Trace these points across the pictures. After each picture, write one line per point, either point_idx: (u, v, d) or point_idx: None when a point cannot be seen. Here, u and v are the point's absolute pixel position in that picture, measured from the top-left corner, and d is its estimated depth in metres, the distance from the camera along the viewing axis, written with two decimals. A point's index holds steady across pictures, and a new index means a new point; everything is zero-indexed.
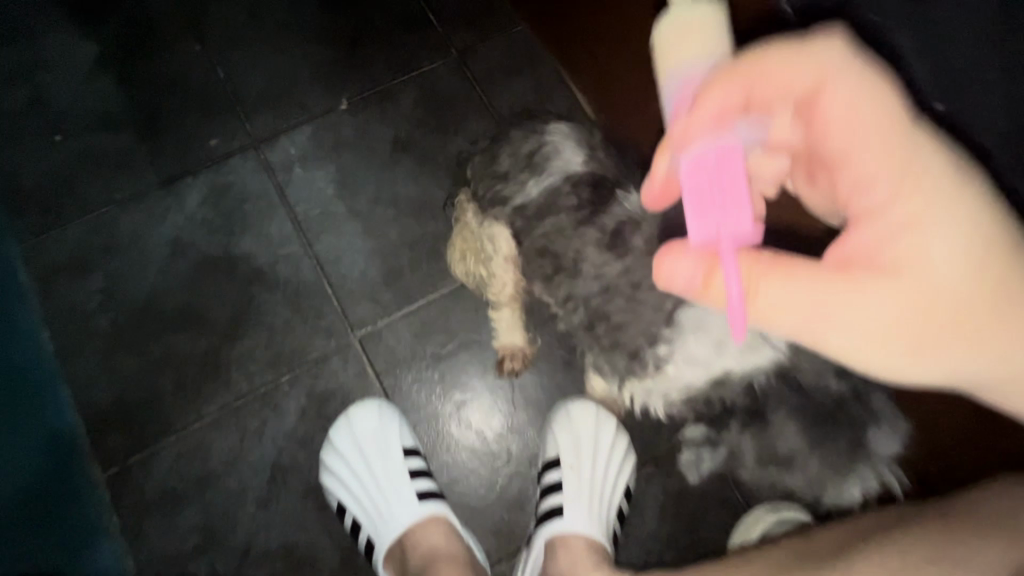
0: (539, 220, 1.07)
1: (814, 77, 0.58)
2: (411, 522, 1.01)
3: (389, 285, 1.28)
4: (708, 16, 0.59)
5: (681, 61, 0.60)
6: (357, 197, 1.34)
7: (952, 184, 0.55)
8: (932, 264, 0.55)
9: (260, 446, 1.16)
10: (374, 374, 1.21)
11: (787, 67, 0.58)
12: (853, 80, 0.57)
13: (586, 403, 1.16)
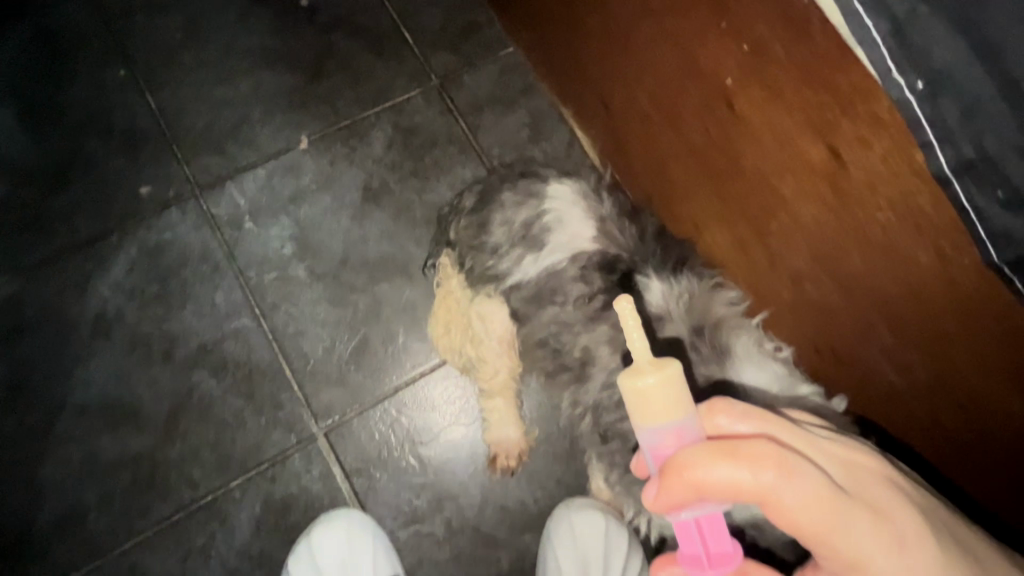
0: (539, 305, 0.89)
1: (768, 479, 0.48)
2: None
3: (360, 364, 1.09)
4: (675, 372, 0.53)
5: (648, 420, 0.54)
6: (320, 258, 1.13)
7: (906, 547, 0.50)
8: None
9: (207, 569, 0.97)
10: (343, 475, 1.03)
11: (740, 467, 0.49)
12: (803, 482, 0.48)
13: (595, 511, 0.97)
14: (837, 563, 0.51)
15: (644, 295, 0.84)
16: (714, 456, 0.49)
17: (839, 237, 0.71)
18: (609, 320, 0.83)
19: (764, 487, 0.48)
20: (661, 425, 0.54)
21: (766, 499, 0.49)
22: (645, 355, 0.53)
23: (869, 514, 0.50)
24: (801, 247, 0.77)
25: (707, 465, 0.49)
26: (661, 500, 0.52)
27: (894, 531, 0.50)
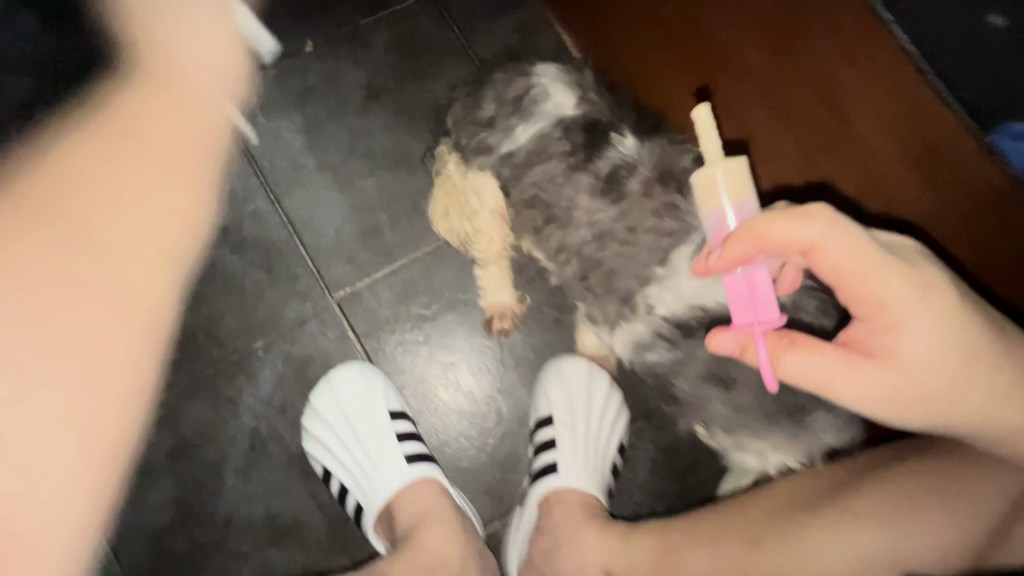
0: (528, 168, 1.00)
1: (815, 230, 0.66)
2: (407, 485, 0.94)
3: (367, 244, 1.20)
4: (738, 167, 0.71)
5: (712, 207, 0.73)
6: (328, 150, 1.24)
7: (928, 295, 0.67)
8: (905, 356, 0.69)
9: (238, 416, 1.10)
10: (355, 336, 1.16)
11: (798, 226, 0.67)
12: (842, 230, 0.67)
13: (579, 360, 1.14)
14: (865, 306, 0.69)
15: (616, 145, 0.93)
16: (787, 220, 0.67)
17: (809, 105, 0.81)
18: (590, 171, 0.94)
19: (813, 235, 0.66)
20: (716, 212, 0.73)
21: (812, 246, 0.67)
22: (715, 154, 0.71)
23: (897, 269, 0.67)
24: (767, 109, 0.87)
25: (778, 222, 0.67)
26: (719, 260, 0.70)
27: (916, 281, 0.67)
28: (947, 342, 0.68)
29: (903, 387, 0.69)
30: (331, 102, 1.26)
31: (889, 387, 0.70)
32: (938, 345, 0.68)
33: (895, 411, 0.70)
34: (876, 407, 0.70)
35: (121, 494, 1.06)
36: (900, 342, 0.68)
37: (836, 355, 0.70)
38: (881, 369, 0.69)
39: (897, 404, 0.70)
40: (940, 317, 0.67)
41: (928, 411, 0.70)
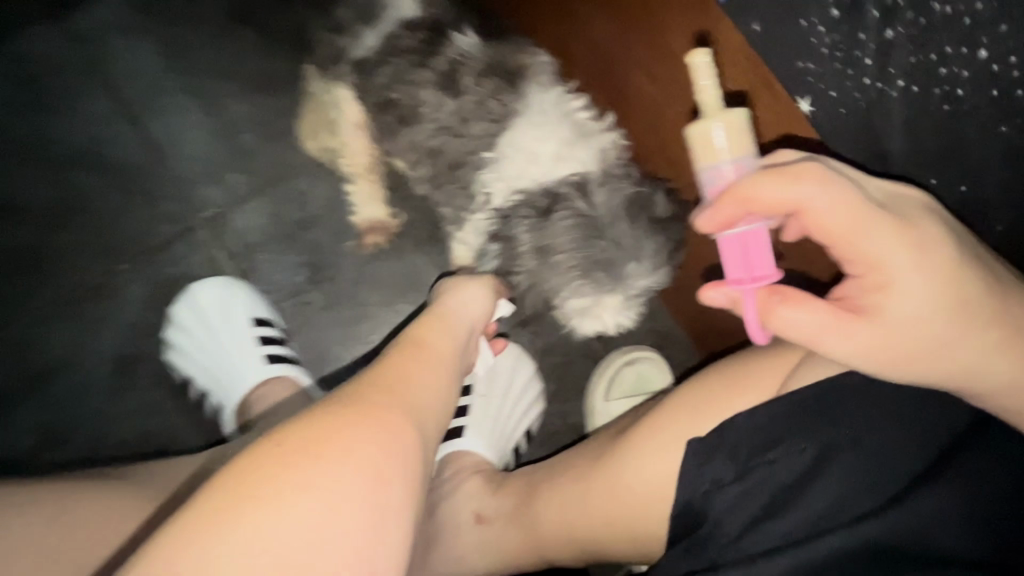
0: (377, 70, 1.01)
1: (807, 188, 0.59)
2: (259, 380, 1.02)
3: (236, 165, 1.19)
4: (739, 119, 0.66)
5: (709, 163, 0.67)
6: (189, 72, 1.21)
7: (919, 253, 0.60)
8: (909, 319, 0.60)
9: (103, 337, 1.09)
10: (227, 257, 1.17)
11: (788, 184, 0.60)
12: (834, 189, 0.59)
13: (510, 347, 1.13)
14: (858, 264, 0.61)
15: (456, 42, 0.97)
16: (781, 179, 0.60)
17: None
18: (431, 68, 0.97)
19: (799, 195, 0.59)
20: (716, 168, 0.67)
21: (800, 207, 0.60)
22: (715, 106, 0.66)
23: (888, 223, 0.60)
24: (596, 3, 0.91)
25: (764, 180, 0.61)
26: (711, 218, 0.64)
27: (912, 242, 0.60)
28: (941, 299, 0.60)
29: (905, 345, 0.61)
30: (191, 21, 1.22)
31: (894, 349, 0.61)
32: (936, 304, 0.60)
33: (900, 368, 0.62)
34: (880, 369, 0.62)
35: None
36: (895, 303, 0.60)
37: (834, 310, 0.61)
38: (880, 330, 0.60)
39: (904, 362, 0.61)
40: (937, 277, 0.60)
41: (930, 370, 0.62)
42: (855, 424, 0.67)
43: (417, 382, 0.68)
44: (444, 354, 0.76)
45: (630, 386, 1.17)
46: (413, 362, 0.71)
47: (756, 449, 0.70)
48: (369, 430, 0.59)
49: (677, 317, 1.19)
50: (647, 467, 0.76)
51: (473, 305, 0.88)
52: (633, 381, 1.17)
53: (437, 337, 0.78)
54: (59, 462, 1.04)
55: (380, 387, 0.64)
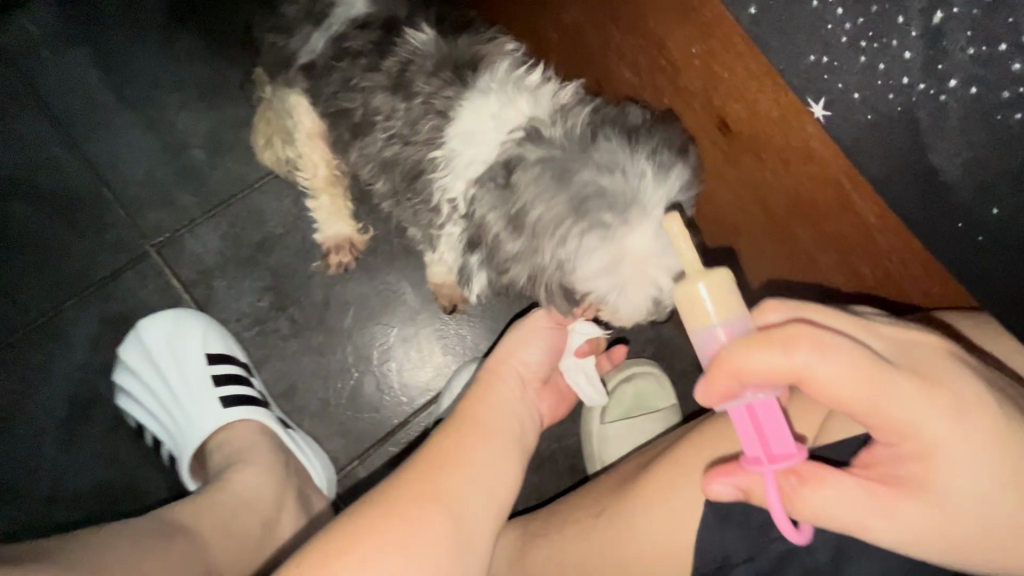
0: (326, 76, 0.90)
1: (798, 357, 0.46)
2: (218, 427, 0.93)
3: (186, 186, 1.09)
4: (722, 280, 0.53)
5: (698, 324, 0.54)
6: (128, 84, 1.10)
7: (960, 416, 0.46)
8: (960, 496, 0.47)
9: (51, 384, 1.00)
10: (181, 286, 1.06)
11: (781, 354, 0.46)
12: (838, 353, 0.46)
13: None
14: (888, 434, 0.47)
15: (409, 38, 0.85)
16: (770, 350, 0.47)
17: None
18: (383, 70, 0.85)
19: (797, 364, 0.46)
20: (708, 329, 0.54)
21: (800, 378, 0.46)
22: (694, 265, 0.54)
23: (912, 381, 0.46)
24: None
25: (746, 348, 0.48)
26: (708, 393, 0.51)
27: (948, 404, 0.46)
28: (998, 469, 0.46)
29: (967, 527, 0.47)
30: (128, 29, 1.11)
31: (947, 539, 0.47)
32: (992, 476, 0.46)
33: (959, 556, 0.48)
34: (931, 555, 0.48)
35: None
36: (941, 477, 0.47)
37: (865, 488, 0.48)
38: (929, 511, 0.47)
39: (968, 547, 0.47)
40: (986, 447, 0.46)
41: (1001, 558, 0.47)
42: None
43: (464, 463, 0.65)
44: (498, 423, 0.73)
45: (631, 404, 1.09)
46: (462, 439, 0.68)
47: (771, 521, 0.60)
48: (412, 515, 0.58)
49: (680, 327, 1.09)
50: (652, 532, 0.64)
51: (537, 340, 0.84)
52: (633, 401, 1.09)
53: (490, 403, 0.76)
54: (9, 523, 0.96)
55: (425, 468, 0.63)
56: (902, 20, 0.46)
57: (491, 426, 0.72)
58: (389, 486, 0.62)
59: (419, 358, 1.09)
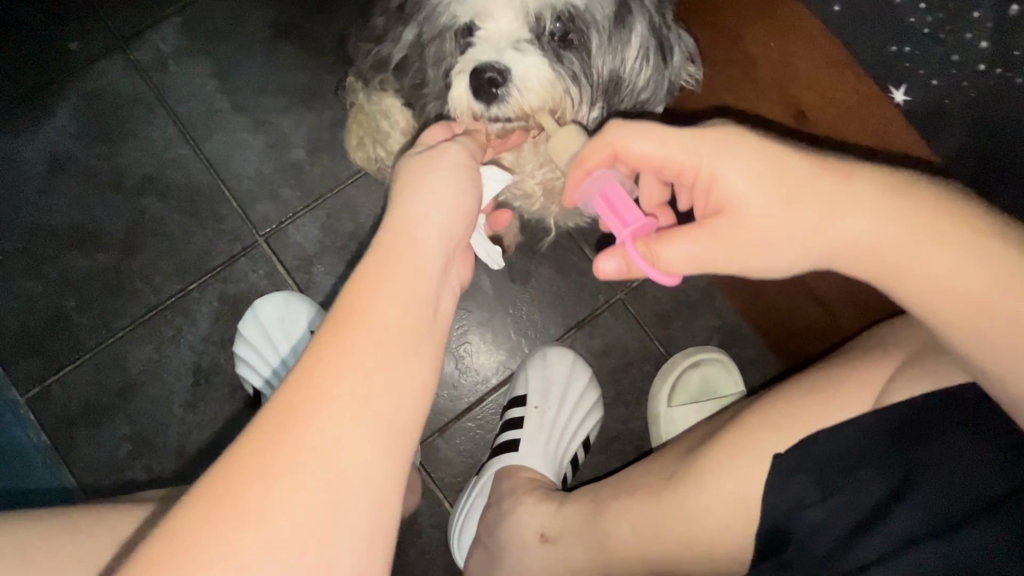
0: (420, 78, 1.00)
1: (606, 133, 0.63)
2: None
3: (290, 181, 1.22)
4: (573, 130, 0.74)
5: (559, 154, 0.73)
6: (241, 91, 1.25)
7: (729, 152, 0.58)
8: (749, 203, 0.57)
9: (179, 354, 1.15)
10: (286, 271, 1.19)
11: (594, 143, 0.63)
12: (628, 126, 0.62)
13: (564, 351, 1.13)
14: (686, 171, 0.61)
15: None
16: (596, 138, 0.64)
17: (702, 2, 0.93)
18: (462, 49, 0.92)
19: (607, 139, 0.62)
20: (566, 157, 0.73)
21: (615, 149, 0.63)
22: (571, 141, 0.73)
23: (687, 137, 0.60)
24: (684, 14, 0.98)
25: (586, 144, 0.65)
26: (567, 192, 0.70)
27: (717, 146, 0.59)
28: (767, 173, 0.57)
29: (767, 226, 0.57)
30: (241, 41, 1.26)
31: (754, 244, 0.58)
32: (770, 188, 0.57)
33: (771, 255, 0.58)
34: (735, 267, 0.60)
35: (77, 435, 1.11)
36: (725, 189, 0.58)
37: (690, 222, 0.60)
38: (733, 222, 0.58)
39: (777, 244, 0.58)
40: (756, 160, 0.58)
41: (804, 250, 0.57)
42: (947, 440, 0.61)
43: (371, 319, 0.46)
44: (424, 248, 0.52)
45: (697, 390, 1.13)
46: (369, 282, 0.48)
47: (838, 469, 0.64)
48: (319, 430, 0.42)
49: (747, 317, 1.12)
50: (723, 481, 0.69)
51: (448, 182, 0.58)
52: (699, 385, 1.13)
53: (415, 229, 0.53)
54: (147, 473, 1.11)
55: (318, 354, 0.44)
56: (976, 16, 0.61)
57: (414, 257, 0.51)
58: (259, 415, 0.43)
59: (493, 341, 1.18)
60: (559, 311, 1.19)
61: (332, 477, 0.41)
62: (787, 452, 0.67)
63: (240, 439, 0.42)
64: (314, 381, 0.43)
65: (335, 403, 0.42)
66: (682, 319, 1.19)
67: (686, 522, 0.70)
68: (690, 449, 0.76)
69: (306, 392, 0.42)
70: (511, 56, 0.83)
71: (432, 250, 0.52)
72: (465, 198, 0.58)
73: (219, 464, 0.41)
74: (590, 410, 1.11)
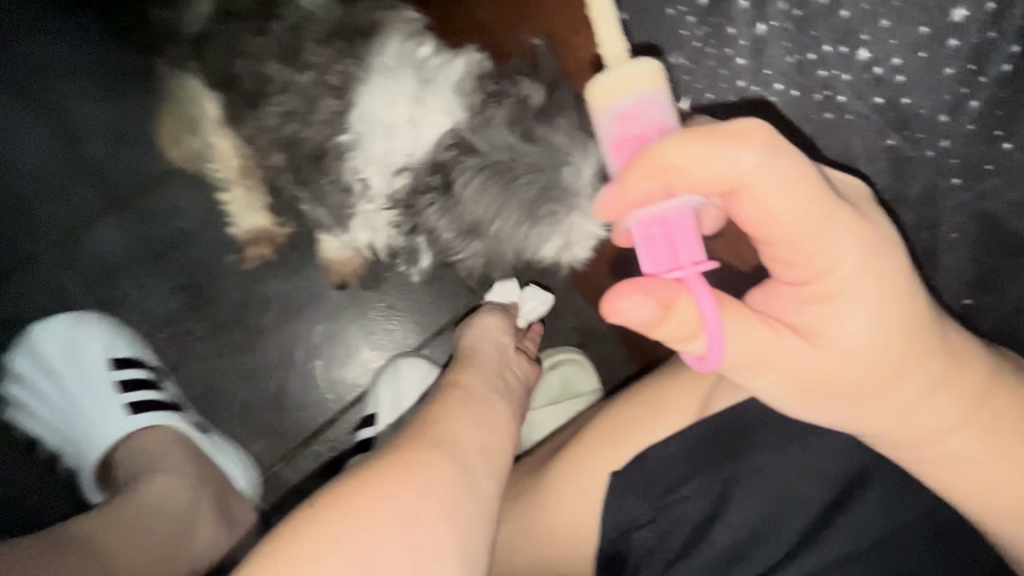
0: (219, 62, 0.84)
1: (749, 154, 0.42)
2: (116, 435, 0.88)
3: (85, 181, 1.03)
4: (638, 72, 0.46)
5: (613, 97, 0.46)
6: (11, 71, 1.03)
7: (868, 248, 0.45)
8: (844, 338, 0.47)
9: None
10: (77, 292, 1.00)
11: (721, 149, 0.42)
12: (785, 161, 0.42)
13: (417, 360, 1.03)
14: (797, 267, 0.46)
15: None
16: (711, 132, 0.43)
17: None
18: (268, 33, 0.79)
19: (743, 168, 0.42)
20: (616, 104, 0.46)
21: (740, 180, 0.43)
22: (618, 56, 0.46)
23: (847, 209, 0.45)
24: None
25: (691, 139, 0.43)
26: (620, 195, 0.45)
27: (865, 236, 0.45)
28: (892, 317, 0.47)
29: (833, 379, 0.48)
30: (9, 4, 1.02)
31: (824, 379, 0.48)
32: (887, 328, 0.47)
33: (814, 410, 0.51)
34: (790, 400, 0.51)
35: None
36: (833, 317, 0.46)
37: (766, 328, 0.47)
38: (809, 351, 0.47)
39: (826, 404, 0.50)
40: (886, 300, 0.46)
41: (863, 400, 0.50)
42: (759, 453, 0.61)
43: (468, 412, 0.66)
44: (504, 384, 0.76)
45: (556, 392, 1.13)
46: (467, 403, 0.68)
47: (670, 485, 0.63)
48: (418, 473, 0.56)
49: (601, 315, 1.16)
50: (561, 505, 0.68)
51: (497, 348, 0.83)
52: (557, 388, 1.13)
53: (482, 371, 0.76)
54: None
55: (428, 428, 0.62)
56: (692, 22, 0.62)
57: (490, 391, 0.73)
58: (377, 462, 0.57)
59: (345, 355, 1.07)
60: (415, 320, 1.09)
61: (413, 520, 0.53)
62: (621, 470, 0.65)
63: (376, 458, 0.58)
64: (426, 438, 0.60)
65: (439, 456, 0.58)
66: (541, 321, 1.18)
67: (533, 553, 0.67)
68: (536, 467, 0.74)
69: (427, 445, 0.59)
70: (482, 248, 0.78)
71: (508, 387, 0.77)
72: (523, 382, 0.83)
73: (333, 487, 0.55)
74: None
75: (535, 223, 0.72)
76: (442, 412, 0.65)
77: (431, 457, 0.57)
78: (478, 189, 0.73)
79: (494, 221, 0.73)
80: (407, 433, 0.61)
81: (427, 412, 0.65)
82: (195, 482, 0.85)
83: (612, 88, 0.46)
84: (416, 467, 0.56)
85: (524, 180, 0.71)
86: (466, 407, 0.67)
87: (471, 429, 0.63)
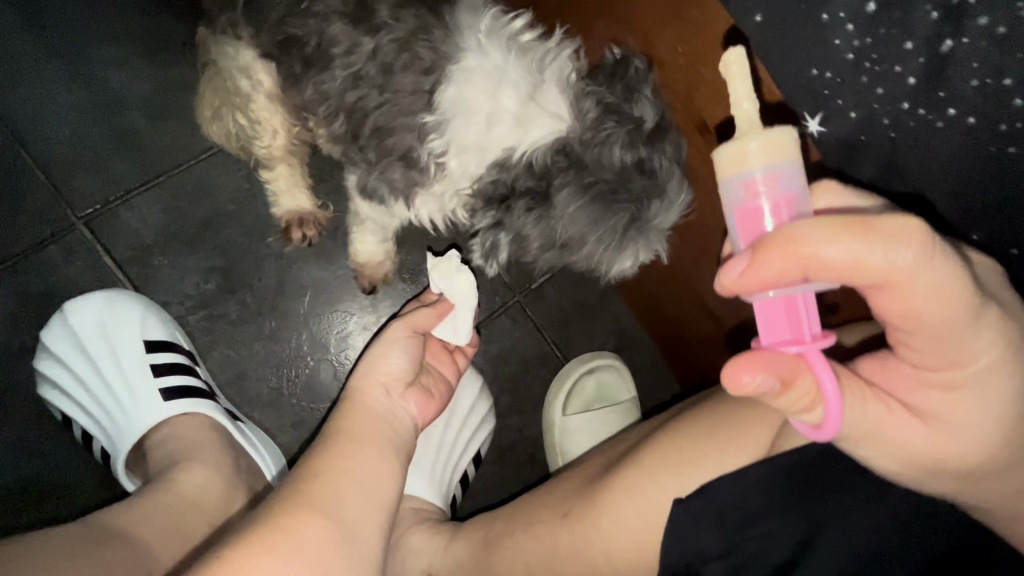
0: (276, 31, 0.79)
1: (901, 258, 0.37)
2: (155, 420, 0.87)
3: (122, 152, 0.99)
4: (778, 140, 0.41)
5: (745, 167, 0.42)
6: (50, 33, 0.99)
7: (1007, 348, 0.42)
8: (962, 423, 0.45)
9: None
10: (114, 263, 0.98)
11: (866, 241, 0.37)
12: (944, 264, 0.38)
13: None
14: (932, 357, 0.43)
15: None
16: (858, 227, 0.37)
17: None
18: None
19: (897, 268, 0.37)
20: (747, 173, 0.42)
21: (892, 280, 0.38)
22: (754, 121, 0.41)
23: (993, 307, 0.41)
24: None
25: (836, 230, 0.38)
26: (749, 277, 0.40)
27: (1007, 336, 0.42)
28: (1018, 411, 0.45)
29: (943, 462, 0.47)
30: None
31: (933, 461, 0.47)
32: (1008, 421, 0.45)
33: (913, 482, 0.50)
34: (897, 473, 0.49)
35: None
36: (956, 406, 0.45)
37: (881, 405, 0.45)
38: (924, 435, 0.46)
39: (931, 479, 0.49)
40: (1014, 397, 0.45)
41: (962, 478, 0.48)
42: (842, 491, 0.58)
43: (356, 460, 0.61)
44: (395, 417, 0.70)
45: (592, 397, 1.10)
46: (362, 451, 0.62)
47: (745, 519, 0.59)
48: (298, 538, 0.51)
49: (645, 321, 1.12)
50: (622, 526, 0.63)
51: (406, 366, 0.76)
52: (595, 393, 1.10)
53: (375, 401, 0.70)
54: None
55: (315, 483, 0.57)
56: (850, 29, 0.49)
57: (385, 428, 0.67)
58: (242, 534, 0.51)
59: None
60: None
61: None
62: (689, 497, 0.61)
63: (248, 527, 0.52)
64: (309, 498, 0.55)
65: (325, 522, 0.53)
66: (581, 323, 1.14)
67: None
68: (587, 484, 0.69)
69: (303, 509, 0.53)
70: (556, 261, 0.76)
71: (397, 418, 0.71)
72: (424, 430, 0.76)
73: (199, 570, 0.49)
74: (482, 422, 1.06)
75: (620, 251, 0.73)
76: (331, 462, 0.60)
77: (316, 523, 0.53)
78: (572, 216, 0.71)
79: (584, 243, 0.73)
80: (282, 496, 0.56)
81: (308, 466, 0.60)
82: (232, 469, 0.83)
83: (743, 155, 0.42)
84: (290, 539, 0.51)
85: (620, 209, 0.71)
86: (353, 449, 0.62)
87: (359, 479, 0.59)
